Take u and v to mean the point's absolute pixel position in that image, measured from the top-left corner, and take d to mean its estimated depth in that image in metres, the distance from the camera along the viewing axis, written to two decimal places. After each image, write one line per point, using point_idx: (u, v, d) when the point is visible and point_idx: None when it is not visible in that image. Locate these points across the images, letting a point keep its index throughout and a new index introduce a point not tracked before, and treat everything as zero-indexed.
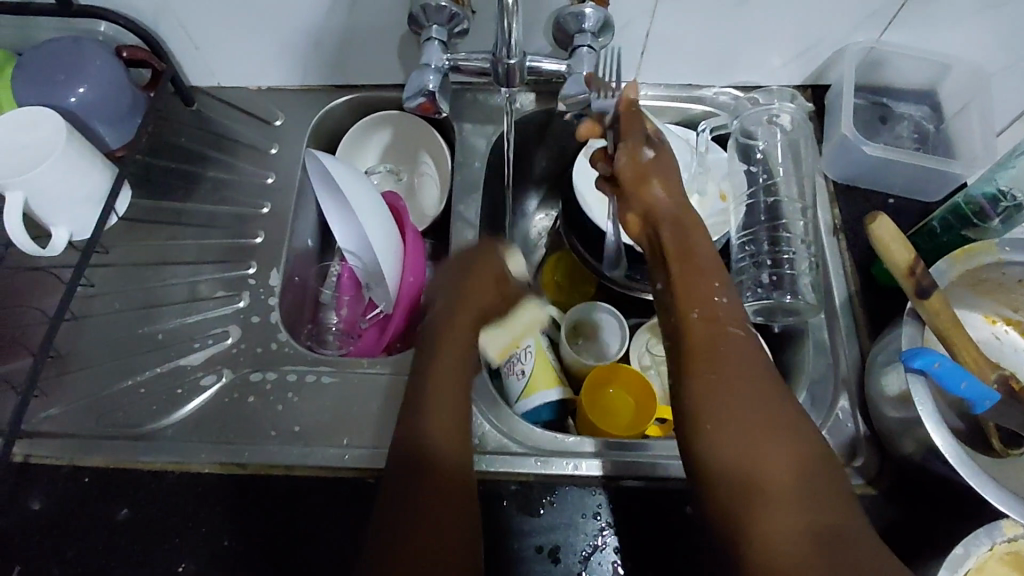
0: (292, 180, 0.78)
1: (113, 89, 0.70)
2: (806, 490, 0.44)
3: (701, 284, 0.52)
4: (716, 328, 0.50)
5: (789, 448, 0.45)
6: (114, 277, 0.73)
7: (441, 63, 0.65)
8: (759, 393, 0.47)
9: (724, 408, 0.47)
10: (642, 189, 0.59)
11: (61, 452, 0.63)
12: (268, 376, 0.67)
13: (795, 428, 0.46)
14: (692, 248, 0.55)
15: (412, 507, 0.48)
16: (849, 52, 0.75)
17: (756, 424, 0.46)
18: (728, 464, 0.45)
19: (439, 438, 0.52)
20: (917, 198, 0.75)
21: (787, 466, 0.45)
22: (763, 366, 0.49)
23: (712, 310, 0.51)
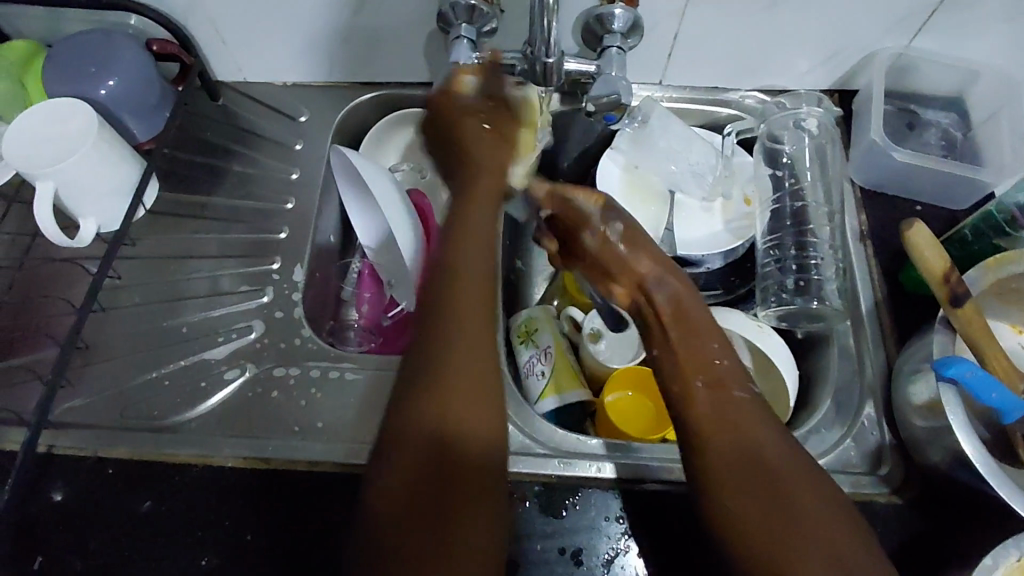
0: (317, 176, 0.78)
1: (143, 82, 0.70)
2: (833, 542, 0.46)
3: (697, 352, 0.57)
4: (725, 403, 0.53)
5: (809, 513, 0.47)
6: (139, 270, 0.73)
7: (471, 61, 0.65)
8: (774, 452, 0.50)
9: (741, 473, 0.49)
10: (631, 264, 0.63)
11: (85, 443, 0.63)
12: (292, 372, 0.67)
13: (806, 481, 0.49)
14: (684, 308, 0.60)
15: (423, 496, 0.47)
16: (879, 57, 0.75)
17: (771, 487, 0.48)
18: (753, 523, 0.47)
19: (456, 411, 0.49)
20: (945, 205, 0.75)
21: (814, 532, 0.46)
22: (770, 422, 0.52)
23: (716, 375, 0.55)
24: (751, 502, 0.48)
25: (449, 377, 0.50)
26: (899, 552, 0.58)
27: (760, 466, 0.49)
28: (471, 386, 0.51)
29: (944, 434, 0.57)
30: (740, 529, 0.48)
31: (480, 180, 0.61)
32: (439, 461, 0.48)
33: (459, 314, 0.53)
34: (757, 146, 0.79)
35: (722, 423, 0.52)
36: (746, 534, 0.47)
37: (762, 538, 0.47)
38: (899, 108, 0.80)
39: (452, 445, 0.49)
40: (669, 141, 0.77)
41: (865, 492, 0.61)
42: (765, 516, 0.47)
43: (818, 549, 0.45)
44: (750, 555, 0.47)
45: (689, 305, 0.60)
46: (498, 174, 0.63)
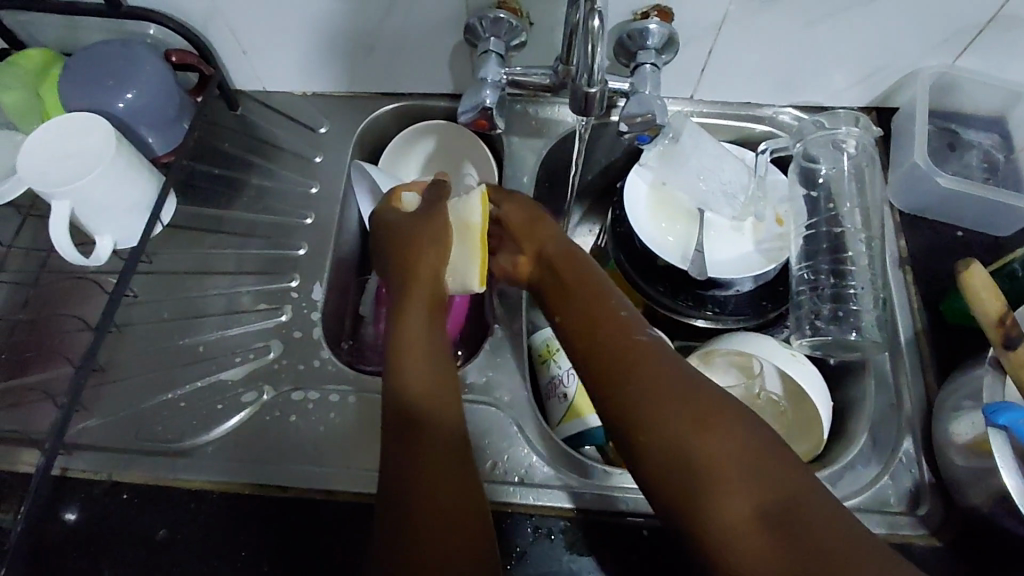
0: (336, 190, 0.76)
1: (162, 94, 0.68)
2: (753, 459, 0.45)
3: (593, 302, 0.57)
4: (625, 344, 0.53)
5: (727, 432, 0.47)
6: (155, 286, 0.71)
7: (498, 78, 0.63)
8: (677, 378, 0.50)
9: (649, 404, 0.49)
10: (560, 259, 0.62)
11: (99, 465, 0.62)
12: (310, 395, 0.65)
13: (713, 402, 0.48)
14: (583, 271, 0.60)
15: (400, 470, 0.50)
16: (922, 76, 0.72)
17: (680, 412, 0.48)
18: (670, 469, 0.47)
19: (416, 387, 0.55)
20: (988, 231, 0.72)
21: (729, 451, 0.46)
22: (670, 354, 0.52)
23: (618, 322, 0.55)
24: (661, 431, 0.48)
25: (408, 381, 0.55)
26: None
27: (664, 394, 0.49)
28: (410, 373, 0.56)
29: (989, 478, 0.55)
30: (659, 462, 0.47)
31: (420, 263, 0.64)
32: (414, 435, 0.52)
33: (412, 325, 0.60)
34: (792, 165, 0.76)
35: (625, 364, 0.52)
36: (664, 467, 0.47)
37: (684, 465, 0.46)
38: (940, 128, 0.77)
39: (416, 421, 0.53)
40: (701, 159, 0.73)
41: (902, 533, 0.59)
42: (679, 444, 0.47)
43: (739, 466, 0.45)
44: (672, 487, 0.46)
45: (582, 262, 0.61)
46: (434, 281, 0.64)
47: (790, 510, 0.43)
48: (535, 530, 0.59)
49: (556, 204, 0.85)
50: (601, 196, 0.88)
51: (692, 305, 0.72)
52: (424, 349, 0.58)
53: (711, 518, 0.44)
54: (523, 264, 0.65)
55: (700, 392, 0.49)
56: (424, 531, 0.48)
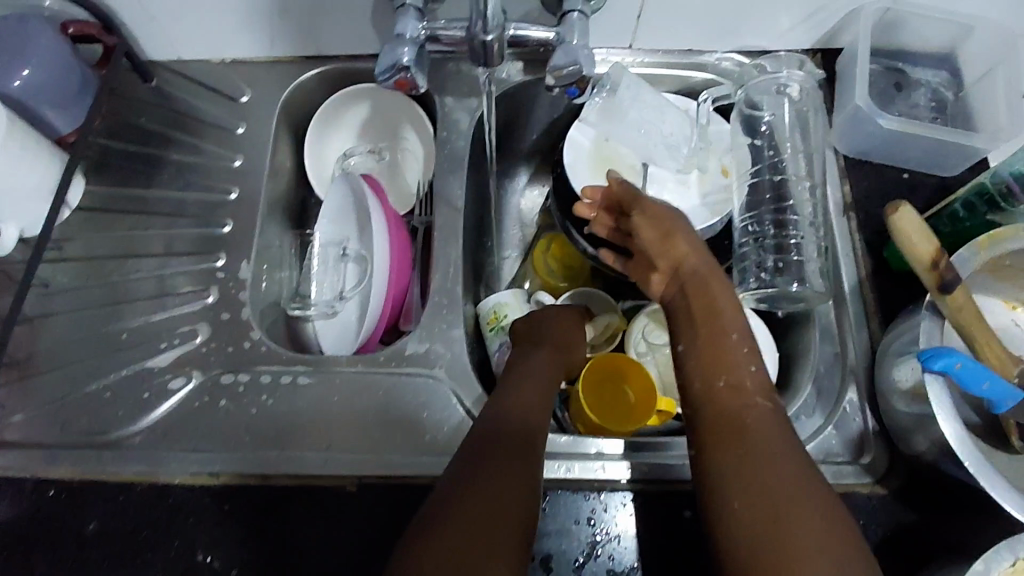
0: (262, 163, 0.73)
1: (61, 69, 0.63)
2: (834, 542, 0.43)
3: (720, 350, 0.56)
4: (732, 402, 0.53)
5: (817, 516, 0.45)
6: (74, 272, 0.68)
7: (418, 34, 0.59)
8: (786, 451, 0.49)
9: (748, 465, 0.48)
10: (704, 283, 0.59)
11: (24, 462, 0.59)
12: (241, 378, 0.63)
13: (809, 482, 0.47)
14: (716, 308, 0.58)
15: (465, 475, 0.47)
16: (865, 12, 0.69)
17: (775, 484, 0.46)
18: (752, 535, 0.45)
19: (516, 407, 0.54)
20: (934, 172, 0.70)
21: (815, 529, 0.44)
22: (786, 429, 0.51)
23: (733, 378, 0.54)
24: (748, 497, 0.46)
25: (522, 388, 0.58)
26: (880, 545, 0.56)
27: (768, 460, 0.48)
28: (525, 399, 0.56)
29: (928, 424, 0.54)
30: (741, 534, 0.45)
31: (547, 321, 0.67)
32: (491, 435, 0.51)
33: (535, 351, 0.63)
34: (733, 115, 0.73)
35: (733, 422, 0.51)
36: (741, 529, 0.45)
37: (760, 538, 0.44)
38: (886, 68, 0.74)
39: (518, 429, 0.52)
40: (640, 112, 0.72)
41: (846, 482, 0.58)
42: (767, 518, 0.45)
43: (817, 548, 0.43)
44: (748, 550, 0.44)
45: (716, 298, 0.58)
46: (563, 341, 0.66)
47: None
48: None
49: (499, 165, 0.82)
50: (547, 155, 0.85)
51: None
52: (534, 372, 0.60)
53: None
54: (656, 280, 0.64)
55: (802, 471, 0.48)
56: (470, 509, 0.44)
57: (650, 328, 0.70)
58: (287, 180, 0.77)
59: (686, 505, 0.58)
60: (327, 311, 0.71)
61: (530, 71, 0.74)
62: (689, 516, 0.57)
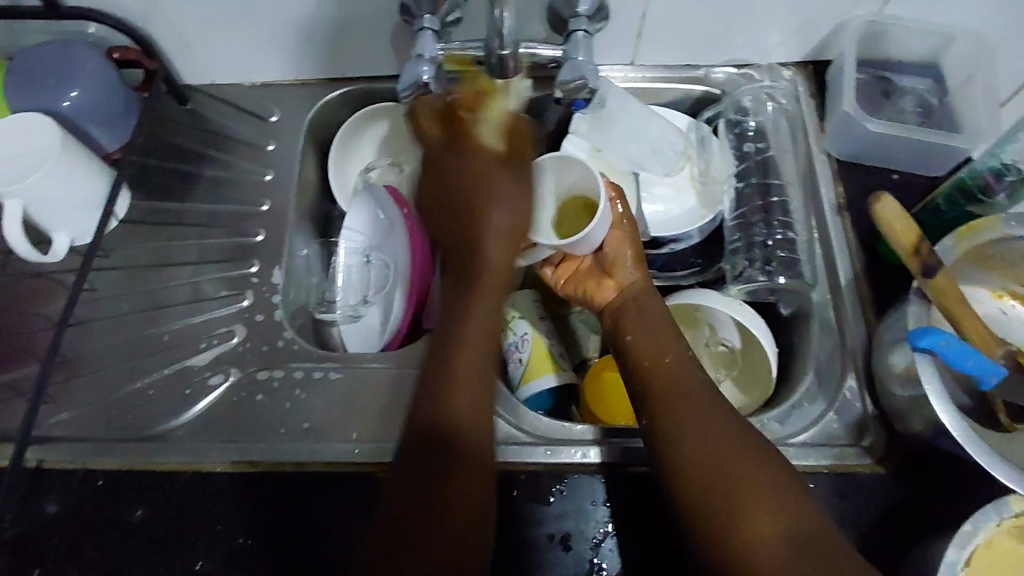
0: (291, 177, 0.78)
1: (108, 92, 0.69)
2: (776, 491, 0.51)
3: (655, 340, 0.63)
4: (670, 382, 0.60)
5: (762, 470, 0.53)
6: (116, 280, 0.73)
7: (436, 54, 0.64)
8: (719, 419, 0.56)
9: (690, 436, 0.55)
10: (644, 290, 0.67)
11: (74, 455, 0.63)
12: (275, 374, 0.67)
13: (744, 444, 0.54)
14: (654, 306, 0.66)
15: (410, 506, 0.54)
16: (850, 27, 0.74)
17: (720, 450, 0.54)
18: (712, 494, 0.52)
19: (455, 409, 0.58)
20: (922, 172, 0.74)
21: (758, 482, 0.52)
22: (717, 399, 0.58)
23: (667, 363, 0.61)
24: (705, 462, 0.54)
25: (454, 379, 0.59)
26: (884, 520, 0.59)
27: (712, 430, 0.55)
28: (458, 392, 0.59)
29: (921, 403, 0.57)
30: (701, 494, 0.52)
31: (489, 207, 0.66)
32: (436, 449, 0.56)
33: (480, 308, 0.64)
34: (720, 123, 0.80)
35: (672, 398, 0.58)
36: (704, 493, 0.52)
37: (721, 494, 0.52)
38: (873, 77, 0.79)
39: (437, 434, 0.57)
40: (628, 121, 0.76)
41: (848, 463, 0.62)
42: (719, 475, 0.53)
43: (763, 496, 0.51)
44: (713, 508, 0.51)
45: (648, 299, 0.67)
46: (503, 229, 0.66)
47: (814, 543, 0.49)
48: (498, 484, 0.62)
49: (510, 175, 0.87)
50: None
51: (669, 271, 0.78)
52: (484, 336, 0.63)
53: (738, 537, 0.50)
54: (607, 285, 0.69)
55: (745, 439, 0.55)
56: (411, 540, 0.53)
57: None
58: (313, 194, 0.82)
59: None
60: (351, 314, 0.76)
61: (538, 88, 0.79)
62: None
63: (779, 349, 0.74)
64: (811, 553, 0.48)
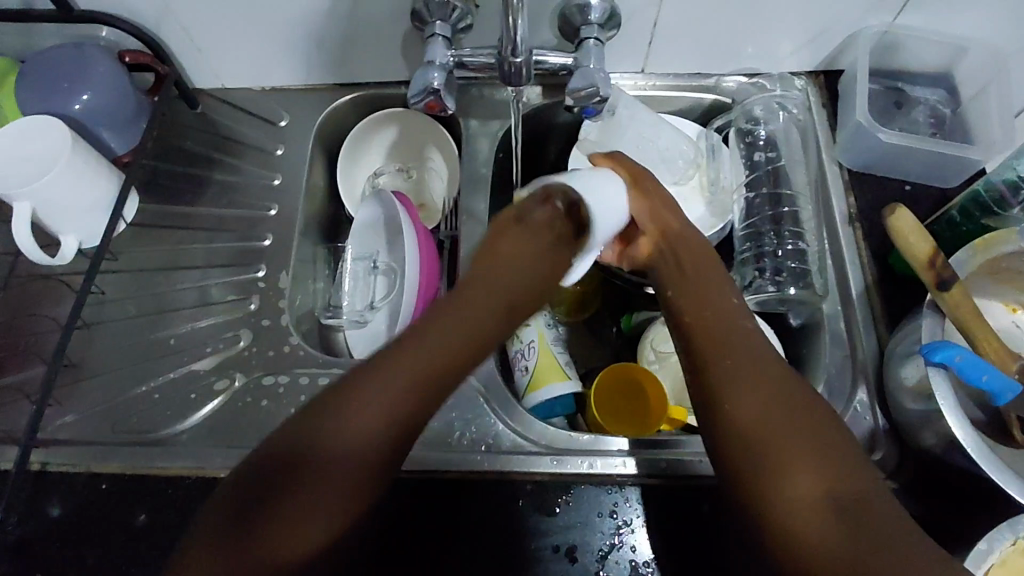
0: (299, 181, 0.78)
1: (119, 96, 0.69)
2: (826, 443, 0.45)
3: (700, 288, 0.57)
4: (720, 324, 0.54)
5: (815, 420, 0.46)
6: (124, 284, 0.73)
7: (447, 61, 0.64)
8: (767, 361, 0.50)
9: (734, 379, 0.49)
10: (687, 244, 0.62)
11: (78, 459, 0.63)
12: (281, 380, 0.67)
13: (799, 392, 0.48)
14: (697, 257, 0.61)
15: (343, 499, 0.50)
16: (862, 37, 0.73)
17: (766, 393, 0.48)
18: (760, 439, 0.46)
19: (346, 434, 0.50)
20: (934, 184, 0.74)
21: (802, 426, 0.46)
22: (767, 346, 0.52)
23: (718, 307, 0.55)
24: (750, 404, 0.48)
25: (379, 387, 0.50)
26: None
27: (758, 372, 0.49)
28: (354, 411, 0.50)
29: (934, 418, 0.57)
30: (746, 439, 0.46)
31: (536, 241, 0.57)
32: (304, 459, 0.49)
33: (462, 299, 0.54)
34: (730, 132, 0.79)
35: (718, 340, 0.52)
36: (744, 436, 0.47)
37: (762, 439, 0.46)
38: (885, 87, 0.78)
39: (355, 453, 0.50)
40: (639, 127, 0.76)
41: None
42: (759, 419, 0.47)
43: (812, 446, 0.45)
44: (754, 453, 0.46)
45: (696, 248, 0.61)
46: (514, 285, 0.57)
47: (861, 508, 0.42)
48: (503, 494, 0.61)
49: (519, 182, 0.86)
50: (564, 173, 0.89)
51: None
52: (474, 334, 0.53)
53: (774, 488, 0.44)
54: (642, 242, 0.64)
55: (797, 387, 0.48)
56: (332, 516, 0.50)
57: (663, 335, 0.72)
58: (321, 199, 0.82)
59: (705, 499, 0.60)
60: (358, 320, 0.75)
61: (548, 95, 0.79)
62: (708, 509, 0.60)
63: (788, 361, 0.73)
64: (852, 510, 0.42)
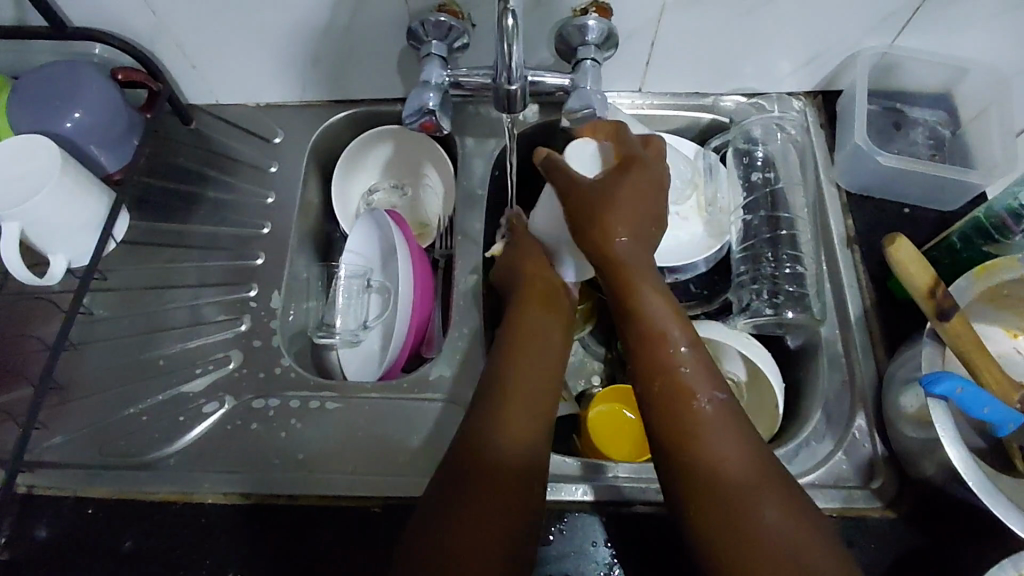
0: (293, 199, 0.77)
1: (111, 113, 0.69)
2: (798, 553, 0.45)
3: (665, 356, 0.54)
4: (685, 411, 0.52)
5: (784, 526, 0.46)
6: (114, 302, 0.72)
7: (442, 80, 0.63)
8: (722, 444, 0.50)
9: (692, 468, 0.49)
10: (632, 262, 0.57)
11: (65, 482, 0.62)
12: (272, 403, 0.66)
13: (770, 490, 0.48)
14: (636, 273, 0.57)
15: (499, 518, 0.49)
16: (862, 58, 0.73)
17: (731, 500, 0.47)
18: (719, 538, 0.46)
19: (507, 437, 0.54)
20: (934, 207, 0.73)
21: (769, 522, 0.46)
22: (737, 437, 0.51)
23: (678, 380, 0.53)
24: (716, 513, 0.47)
25: (519, 404, 0.56)
26: (894, 569, 0.57)
27: (725, 473, 0.49)
28: (507, 420, 0.55)
29: (933, 448, 0.56)
30: (705, 535, 0.47)
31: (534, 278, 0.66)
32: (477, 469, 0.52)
33: (522, 348, 0.60)
34: (728, 152, 0.78)
35: (687, 432, 0.51)
36: (716, 549, 0.46)
37: (732, 553, 0.46)
38: (885, 108, 0.78)
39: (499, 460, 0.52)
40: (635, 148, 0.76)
41: (858, 507, 0.60)
42: (730, 528, 0.46)
43: (785, 561, 0.45)
44: (728, 569, 0.45)
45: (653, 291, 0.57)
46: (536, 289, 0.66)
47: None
48: None
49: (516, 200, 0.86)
50: None
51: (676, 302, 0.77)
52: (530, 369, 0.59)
53: None
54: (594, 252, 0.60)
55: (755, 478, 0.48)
56: (466, 564, 0.47)
57: None
58: (315, 216, 0.81)
59: None
60: (351, 339, 0.74)
61: (545, 113, 0.78)
62: None
63: (786, 385, 0.73)
64: None
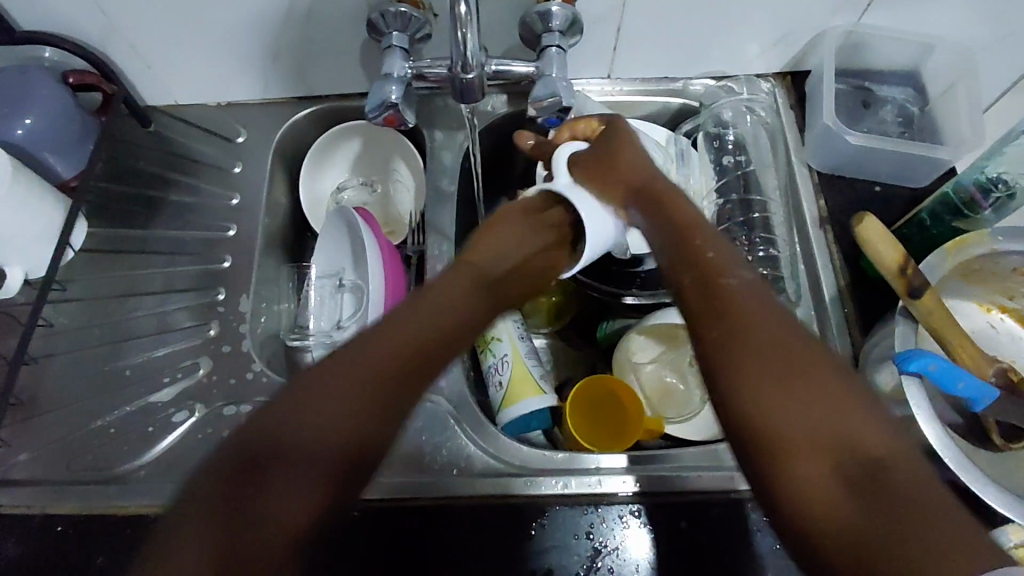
0: (258, 201, 0.76)
1: (63, 118, 0.67)
2: (839, 420, 0.39)
3: (688, 248, 0.50)
4: (719, 284, 0.47)
5: (821, 392, 0.41)
6: (76, 313, 0.70)
7: (404, 73, 0.62)
8: (768, 315, 0.44)
9: (743, 342, 0.43)
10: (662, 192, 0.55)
11: (30, 500, 0.60)
12: (242, 410, 0.65)
13: (810, 355, 0.42)
14: (670, 207, 0.54)
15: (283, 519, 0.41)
16: (828, 37, 0.72)
17: (783, 362, 0.42)
18: (766, 409, 0.41)
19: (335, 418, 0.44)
20: (905, 184, 0.73)
21: (817, 397, 0.40)
22: (768, 304, 0.45)
23: (710, 260, 0.48)
24: (765, 375, 0.41)
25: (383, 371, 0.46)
26: None
27: (770, 349, 0.42)
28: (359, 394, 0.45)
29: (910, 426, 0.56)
30: (751, 409, 0.41)
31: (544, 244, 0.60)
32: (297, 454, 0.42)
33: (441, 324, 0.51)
34: (699, 136, 0.78)
35: (717, 302, 0.46)
36: (759, 412, 0.41)
37: (771, 426, 0.40)
38: (854, 87, 0.77)
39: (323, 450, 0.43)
40: None
41: None
42: (782, 400, 0.40)
43: (821, 424, 0.39)
44: (765, 440, 0.40)
45: (681, 209, 0.53)
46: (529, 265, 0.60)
47: (882, 488, 0.37)
48: (478, 518, 0.59)
49: (488, 192, 0.84)
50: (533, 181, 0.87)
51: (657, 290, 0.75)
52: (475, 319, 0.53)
53: (789, 468, 0.39)
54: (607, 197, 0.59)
55: (802, 347, 0.42)
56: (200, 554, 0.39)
57: (637, 345, 0.73)
58: (283, 216, 0.79)
59: (682, 515, 0.59)
60: (325, 341, 0.71)
61: (513, 103, 0.77)
62: (685, 527, 0.58)
63: None
64: (876, 498, 0.37)
